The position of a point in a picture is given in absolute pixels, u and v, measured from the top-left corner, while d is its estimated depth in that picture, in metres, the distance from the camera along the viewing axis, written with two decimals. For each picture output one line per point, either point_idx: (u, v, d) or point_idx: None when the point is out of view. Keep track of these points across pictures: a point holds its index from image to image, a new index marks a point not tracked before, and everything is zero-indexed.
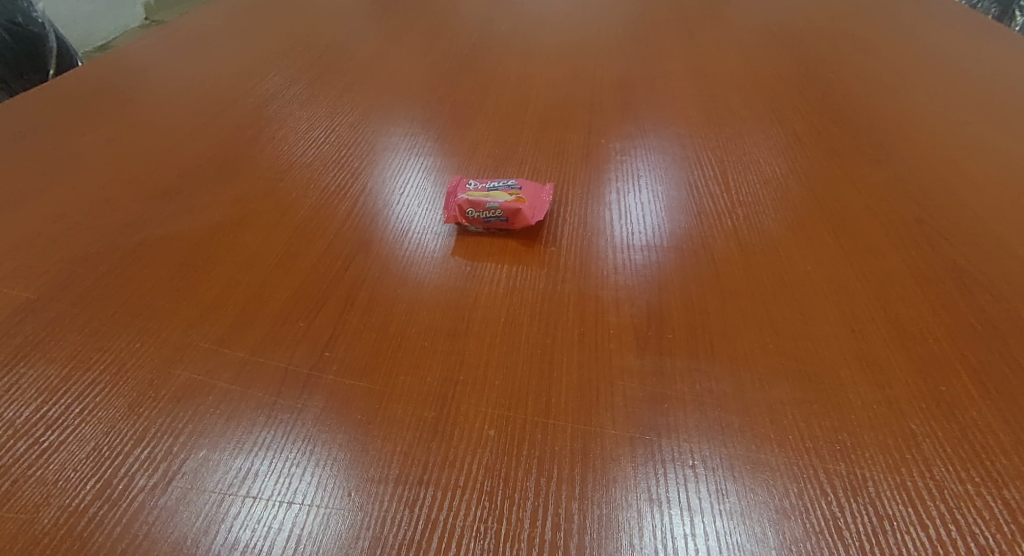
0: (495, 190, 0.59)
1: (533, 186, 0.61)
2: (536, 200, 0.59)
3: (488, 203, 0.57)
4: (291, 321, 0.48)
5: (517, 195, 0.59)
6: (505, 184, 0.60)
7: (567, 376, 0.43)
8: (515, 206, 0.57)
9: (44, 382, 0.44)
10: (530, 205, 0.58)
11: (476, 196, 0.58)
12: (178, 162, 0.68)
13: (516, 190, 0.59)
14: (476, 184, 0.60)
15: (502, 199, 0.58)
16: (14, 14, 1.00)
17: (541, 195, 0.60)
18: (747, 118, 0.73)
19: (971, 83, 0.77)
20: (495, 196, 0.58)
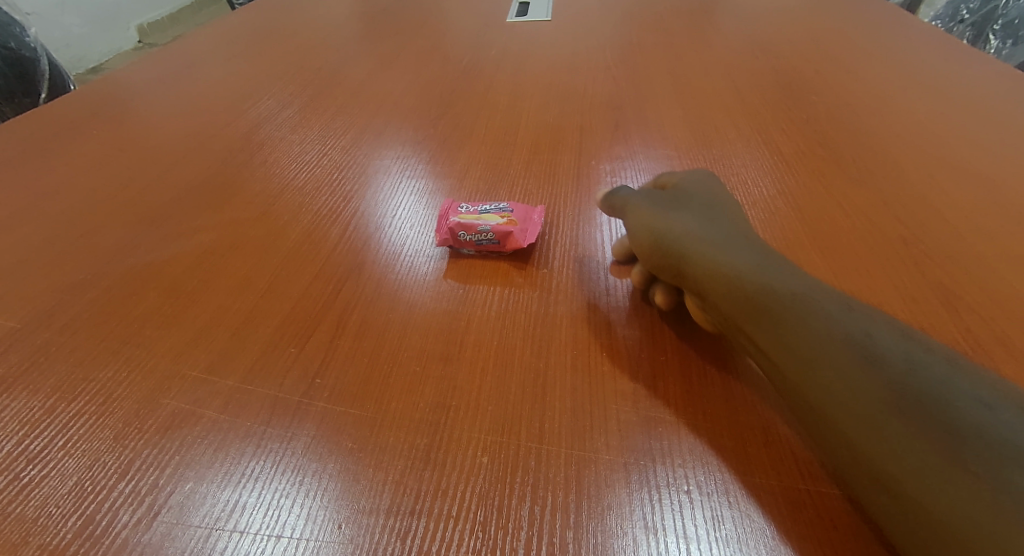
0: (488, 214, 0.56)
1: (526, 207, 0.58)
2: (529, 220, 0.56)
3: (480, 226, 0.54)
4: (282, 348, 0.47)
5: (510, 217, 0.56)
6: (497, 207, 0.57)
7: (561, 400, 0.42)
8: (507, 228, 0.54)
9: (27, 413, 0.43)
10: (523, 227, 0.55)
11: (467, 218, 0.55)
12: (167, 188, 0.67)
13: (508, 212, 0.56)
14: (467, 207, 0.57)
15: (494, 221, 0.55)
16: (7, 40, 1.00)
17: (532, 216, 0.57)
18: (749, 112, 0.70)
19: (985, 71, 0.74)
20: (486, 218, 0.55)
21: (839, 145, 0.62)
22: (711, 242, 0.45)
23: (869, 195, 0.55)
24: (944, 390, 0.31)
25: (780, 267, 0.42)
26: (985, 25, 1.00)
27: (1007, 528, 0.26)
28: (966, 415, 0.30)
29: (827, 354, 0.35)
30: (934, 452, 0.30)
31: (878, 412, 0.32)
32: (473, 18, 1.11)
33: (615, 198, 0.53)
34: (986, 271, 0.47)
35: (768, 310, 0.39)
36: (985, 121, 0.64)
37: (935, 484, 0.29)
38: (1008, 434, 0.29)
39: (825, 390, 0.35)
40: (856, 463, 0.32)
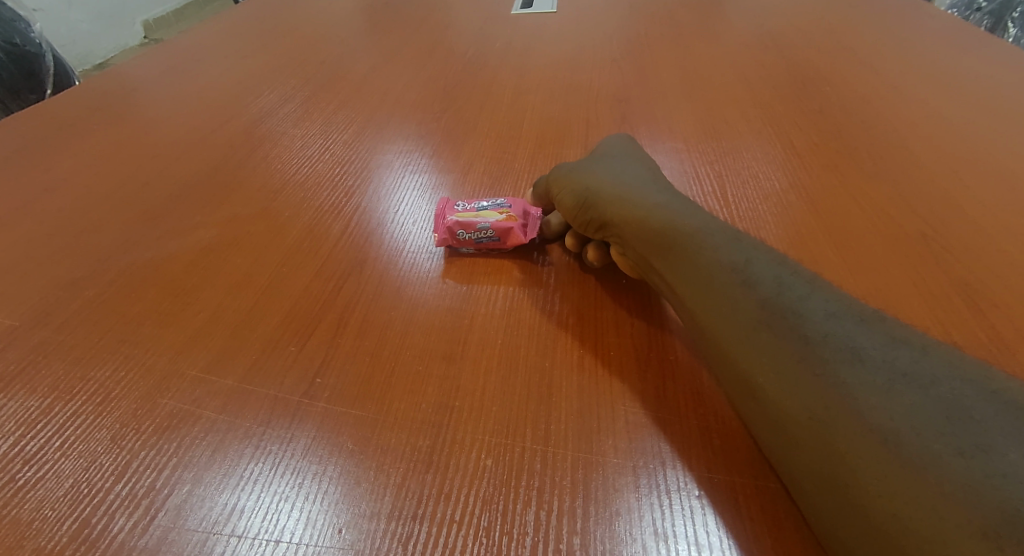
0: (487, 209, 0.54)
1: (525, 200, 0.56)
2: (528, 215, 0.54)
3: (479, 224, 0.52)
4: (283, 346, 0.46)
5: (509, 211, 0.54)
6: (496, 202, 0.55)
7: (567, 400, 0.41)
8: (506, 224, 0.52)
9: (23, 413, 0.43)
10: (523, 222, 0.53)
11: (466, 216, 0.53)
12: (168, 184, 0.66)
13: (507, 206, 0.54)
14: (464, 203, 0.55)
15: (493, 217, 0.53)
16: (12, 35, 0.99)
17: (530, 209, 0.55)
18: (759, 105, 0.68)
19: (1005, 59, 0.71)
20: (485, 215, 0.53)
21: (854, 138, 0.61)
22: (622, 193, 0.48)
23: (884, 188, 0.54)
24: (803, 309, 0.35)
25: (684, 208, 0.45)
26: (1003, 14, 0.97)
27: (839, 418, 0.30)
28: (816, 329, 0.34)
29: (710, 281, 0.39)
30: (789, 358, 0.33)
31: (749, 325, 0.36)
32: (478, 11, 1.09)
33: (539, 181, 0.56)
34: (1008, 266, 0.45)
35: (665, 247, 0.42)
36: (1007, 112, 0.62)
37: (790, 386, 0.32)
38: (845, 341, 0.33)
39: (708, 309, 0.38)
40: (732, 373, 0.36)
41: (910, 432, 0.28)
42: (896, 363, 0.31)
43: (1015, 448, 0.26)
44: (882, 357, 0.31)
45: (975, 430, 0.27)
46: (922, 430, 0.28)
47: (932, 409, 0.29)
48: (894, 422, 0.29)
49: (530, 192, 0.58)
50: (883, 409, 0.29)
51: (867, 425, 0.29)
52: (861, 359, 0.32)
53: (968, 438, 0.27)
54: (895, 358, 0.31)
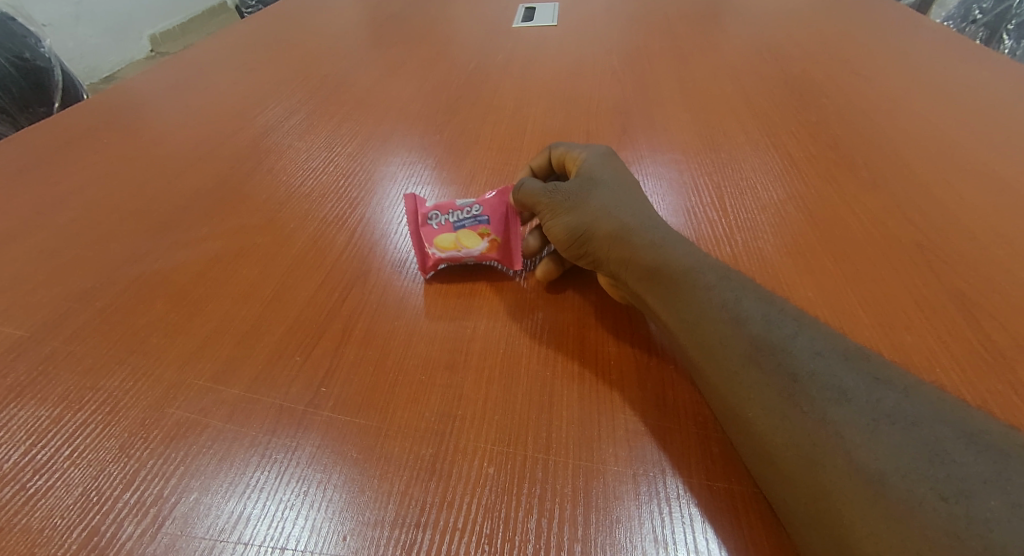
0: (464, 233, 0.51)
1: (497, 200, 0.52)
2: (510, 222, 0.52)
3: (465, 259, 0.52)
4: (287, 356, 0.47)
5: (490, 233, 0.52)
6: (472, 218, 0.52)
7: (568, 409, 0.41)
8: (491, 255, 0.52)
9: (34, 423, 0.43)
10: (508, 243, 0.52)
11: (448, 249, 0.51)
12: (175, 196, 0.67)
13: (487, 226, 0.52)
14: (441, 223, 0.52)
15: (477, 248, 0.52)
16: (22, 50, 1.01)
17: (513, 222, 0.53)
18: (757, 116, 0.69)
19: (999, 72, 0.72)
20: (467, 244, 0.51)
21: (851, 149, 0.61)
22: (620, 224, 0.46)
23: (881, 199, 0.54)
24: (790, 346, 0.36)
25: (675, 238, 0.45)
26: (998, 26, 0.98)
27: (825, 454, 0.31)
28: (803, 367, 0.34)
29: (702, 312, 0.39)
30: (775, 394, 0.34)
31: (738, 361, 0.36)
32: (479, 24, 1.11)
33: (521, 189, 0.51)
34: (1003, 276, 0.45)
35: (659, 283, 0.42)
36: (1002, 124, 0.62)
37: (778, 422, 0.33)
38: (830, 380, 0.33)
39: (696, 343, 0.39)
40: (723, 405, 0.37)
41: (896, 474, 0.29)
42: (880, 403, 0.31)
43: (998, 496, 0.27)
44: (867, 397, 0.32)
45: (958, 474, 0.28)
46: (909, 471, 0.28)
47: (914, 451, 0.29)
48: (880, 463, 0.29)
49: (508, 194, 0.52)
50: (869, 450, 0.30)
51: (854, 465, 0.30)
52: (846, 398, 0.32)
53: (951, 481, 0.28)
54: (879, 398, 0.32)
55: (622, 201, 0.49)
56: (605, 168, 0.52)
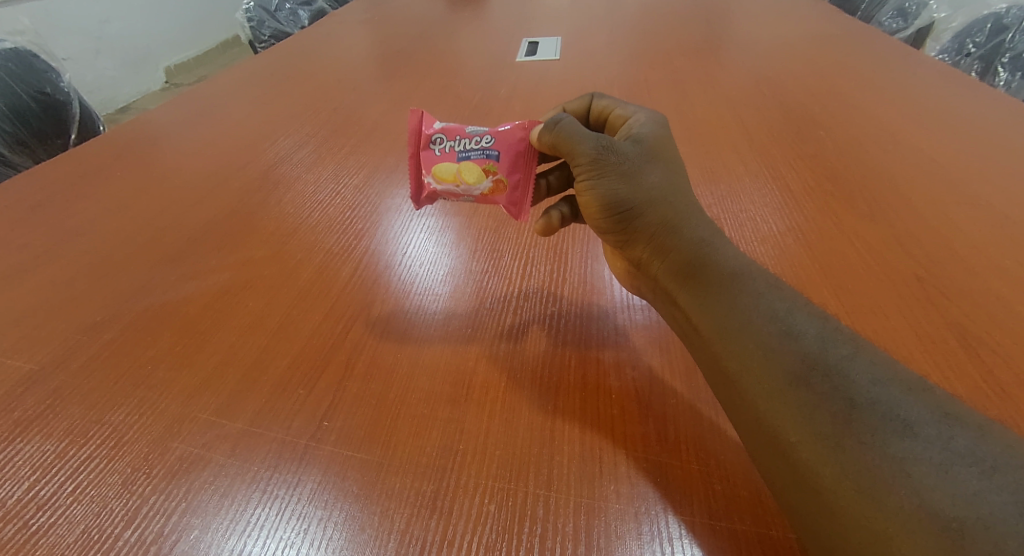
0: (469, 166, 0.52)
1: (511, 134, 0.52)
2: (521, 165, 0.53)
3: (462, 197, 0.54)
4: (291, 389, 0.47)
5: (495, 174, 0.52)
6: (480, 150, 0.52)
7: (569, 445, 0.41)
8: (495, 197, 0.53)
9: (39, 458, 0.44)
10: (513, 185, 0.53)
11: (446, 183, 0.53)
12: (185, 228, 0.68)
13: (494, 167, 0.52)
14: (446, 150, 0.53)
15: (478, 188, 0.53)
16: (43, 85, 1.05)
17: (522, 166, 0.53)
18: (756, 149, 0.70)
19: (994, 104, 0.73)
20: (469, 182, 0.52)
21: (849, 181, 0.62)
22: (658, 204, 0.47)
23: (881, 232, 0.54)
24: (846, 369, 0.36)
25: (716, 252, 0.45)
26: (993, 58, 0.99)
27: (891, 494, 0.30)
28: (863, 396, 0.34)
29: (749, 328, 0.39)
30: (830, 421, 0.34)
31: (785, 383, 0.36)
32: (483, 58, 1.14)
33: (562, 132, 0.47)
34: (1005, 312, 0.45)
35: (703, 289, 0.43)
36: (998, 156, 0.63)
37: (831, 453, 0.33)
38: (894, 410, 0.33)
39: (740, 364, 0.38)
40: (760, 432, 0.37)
41: (976, 522, 0.28)
42: (953, 444, 0.31)
43: None
44: (936, 434, 0.32)
45: None
46: (989, 520, 0.28)
47: (1000, 497, 0.29)
48: (955, 508, 0.29)
49: (542, 133, 0.48)
50: (943, 493, 0.30)
51: (922, 506, 0.29)
52: (911, 432, 0.32)
53: None
54: (951, 437, 0.31)
55: (676, 183, 0.49)
56: (664, 141, 0.51)
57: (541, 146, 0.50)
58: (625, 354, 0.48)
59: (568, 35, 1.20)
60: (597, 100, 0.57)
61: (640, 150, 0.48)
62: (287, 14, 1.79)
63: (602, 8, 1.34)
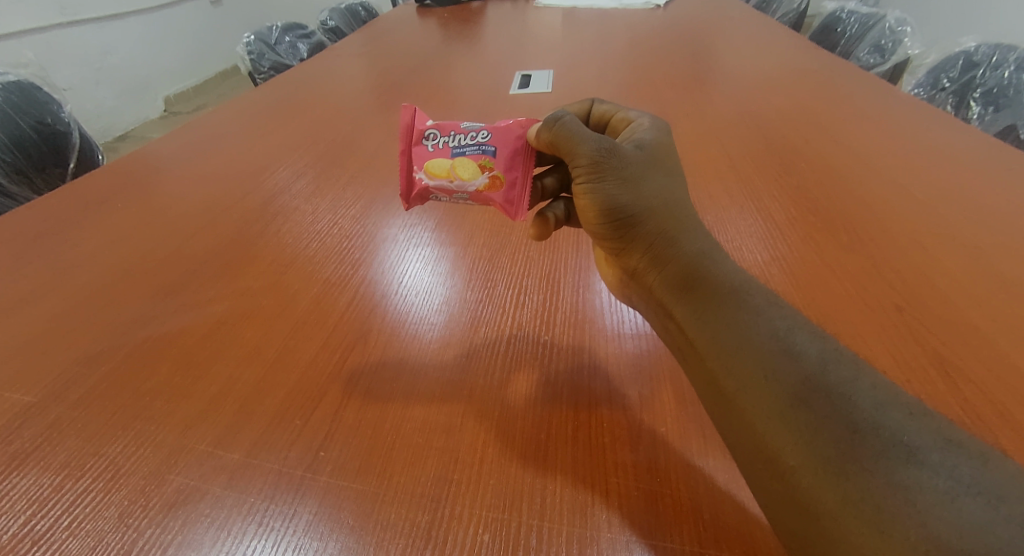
0: (465, 163, 0.56)
1: (509, 132, 0.56)
2: (516, 162, 0.56)
3: (456, 194, 0.57)
4: (288, 420, 0.48)
5: (491, 170, 0.56)
6: (476, 147, 0.56)
7: (562, 474, 0.42)
8: (489, 193, 0.56)
9: (35, 492, 0.44)
10: (509, 183, 0.56)
11: (441, 180, 0.57)
12: (185, 259, 0.69)
13: (490, 164, 0.56)
14: (441, 145, 0.57)
15: (474, 183, 0.56)
16: (44, 115, 1.08)
17: (516, 163, 0.56)
18: (741, 180, 0.73)
19: (967, 138, 0.76)
20: (465, 179, 0.56)
21: (830, 212, 0.64)
22: (650, 207, 0.50)
23: (861, 262, 0.56)
24: (850, 393, 0.37)
25: (713, 274, 0.46)
26: (966, 92, 1.03)
27: (898, 525, 0.32)
28: (866, 420, 0.36)
29: (752, 346, 0.41)
30: (832, 446, 0.35)
31: (787, 402, 0.38)
32: (477, 91, 1.17)
33: (562, 129, 0.50)
34: (981, 341, 0.47)
35: (703, 303, 0.45)
36: (972, 188, 0.65)
37: (835, 480, 0.34)
38: (899, 436, 0.35)
39: (740, 382, 0.40)
40: (757, 457, 0.38)
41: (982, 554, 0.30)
42: (957, 473, 0.33)
43: None
44: (941, 463, 0.34)
45: None
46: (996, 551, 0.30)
47: (1005, 528, 0.31)
48: (960, 540, 0.31)
49: (542, 127, 0.51)
50: (949, 524, 0.31)
51: (927, 536, 0.31)
52: (916, 460, 0.34)
53: None
54: (955, 465, 0.33)
55: (674, 189, 0.52)
56: (665, 147, 0.54)
57: (539, 141, 0.52)
58: (614, 382, 0.49)
59: (558, 68, 1.24)
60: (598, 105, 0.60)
61: (641, 155, 0.51)
62: (287, 47, 1.84)
63: (592, 42, 1.39)
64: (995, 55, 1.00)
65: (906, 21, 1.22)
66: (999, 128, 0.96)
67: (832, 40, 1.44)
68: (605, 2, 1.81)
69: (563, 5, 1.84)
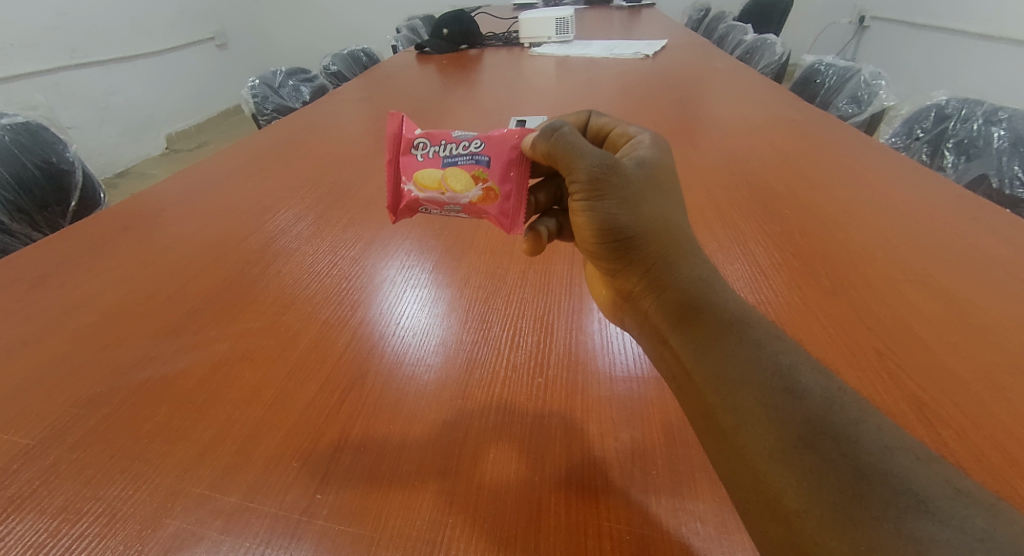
0: (458, 174, 0.60)
1: (501, 142, 0.60)
2: (508, 174, 0.60)
3: (449, 207, 0.63)
4: (285, 462, 0.48)
5: (484, 183, 0.60)
6: (469, 157, 0.60)
7: (556, 518, 0.42)
8: (484, 205, 0.61)
9: (32, 536, 0.44)
10: (502, 195, 0.61)
11: (435, 196, 0.62)
12: (186, 299, 0.71)
13: (483, 178, 0.60)
14: (433, 159, 0.61)
15: (467, 198, 0.61)
16: (49, 155, 1.11)
17: (507, 174, 0.60)
18: (728, 225, 0.75)
19: (942, 186, 0.79)
20: (458, 193, 0.61)
21: (812, 257, 0.67)
22: (650, 225, 0.52)
23: (842, 306, 0.58)
24: (846, 436, 0.39)
25: (705, 318, 0.48)
26: (939, 142, 1.08)
27: None
28: (874, 466, 0.37)
29: (759, 387, 0.43)
30: (838, 491, 0.37)
31: (791, 445, 0.39)
32: None
33: (558, 138, 0.52)
34: (958, 386, 0.48)
35: (704, 334, 0.47)
36: (947, 235, 0.68)
37: (843, 526, 0.35)
38: (907, 484, 0.36)
39: (742, 419, 0.42)
40: (760, 499, 0.39)
41: None
42: (969, 525, 0.34)
43: None
44: (950, 512, 0.34)
45: None
46: None
47: None
48: None
49: (540, 135, 0.53)
50: None
51: None
52: (925, 509, 0.35)
53: None
54: (963, 517, 0.34)
55: (671, 209, 0.55)
56: (666, 166, 0.56)
57: (536, 149, 0.55)
58: (607, 425, 0.50)
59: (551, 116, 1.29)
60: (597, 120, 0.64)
61: (643, 173, 0.54)
62: (290, 90, 1.90)
63: (584, 90, 1.45)
64: (964, 108, 1.05)
65: (880, 74, 1.28)
66: (971, 177, 1.00)
67: (812, 91, 1.51)
68: (596, 52, 1.89)
69: (556, 54, 1.93)
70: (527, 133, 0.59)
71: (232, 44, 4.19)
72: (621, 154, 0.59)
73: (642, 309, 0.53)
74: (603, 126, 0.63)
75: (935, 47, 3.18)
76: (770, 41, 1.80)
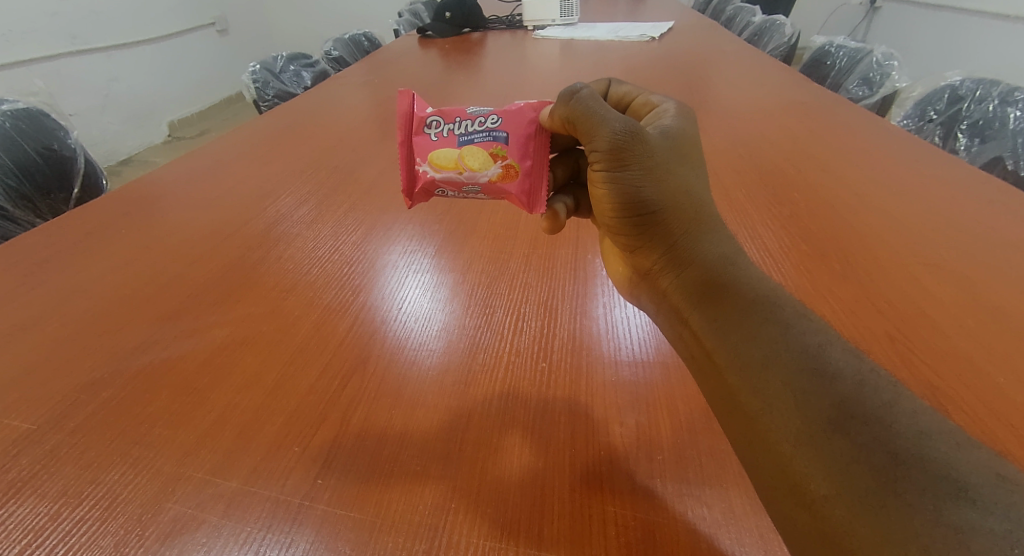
0: (475, 152, 0.59)
1: (518, 116, 0.59)
2: (528, 148, 0.60)
3: (467, 187, 0.61)
4: (286, 447, 0.48)
5: (506, 159, 0.59)
6: (485, 134, 0.59)
7: (560, 502, 0.42)
8: (505, 184, 0.60)
9: (31, 521, 0.44)
10: (522, 171, 0.60)
11: (451, 176, 0.60)
12: (187, 285, 0.70)
13: (502, 155, 0.59)
14: (447, 138, 0.60)
15: (486, 176, 0.60)
16: (50, 142, 1.10)
17: (526, 148, 0.59)
18: (737, 209, 0.74)
19: (958, 168, 0.77)
20: (478, 172, 0.59)
21: (823, 241, 0.65)
22: (674, 197, 0.52)
23: (854, 291, 0.57)
24: (876, 422, 0.38)
25: (717, 303, 0.48)
26: (952, 124, 1.06)
27: None
28: (909, 451, 0.36)
29: (786, 371, 0.42)
30: (869, 476, 0.36)
31: (820, 429, 0.38)
32: None
33: (577, 102, 0.52)
34: (974, 371, 0.47)
35: (726, 313, 0.47)
36: (963, 217, 0.66)
37: (875, 513, 0.34)
38: (947, 470, 0.35)
39: (766, 401, 0.41)
40: (783, 486, 0.38)
41: None
42: (1015, 514, 0.32)
43: None
44: (993, 500, 0.33)
45: None
46: None
47: None
48: None
49: (559, 100, 0.53)
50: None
51: None
52: (966, 496, 0.34)
53: None
54: (1010, 505, 0.33)
55: (694, 179, 0.54)
56: (689, 135, 0.56)
57: (555, 115, 0.55)
58: (612, 411, 0.49)
59: None
60: (620, 90, 0.64)
61: (667, 141, 0.53)
62: (291, 75, 1.88)
63: (589, 74, 1.42)
64: (979, 89, 1.03)
65: (892, 55, 1.26)
66: (985, 159, 0.99)
67: (822, 73, 1.49)
68: (602, 35, 1.86)
69: (561, 37, 1.90)
70: (544, 105, 0.59)
71: (233, 30, 4.15)
72: (646, 124, 0.58)
73: (662, 287, 0.53)
74: (624, 95, 0.63)
75: (947, 29, 3.12)
76: (778, 23, 1.77)
